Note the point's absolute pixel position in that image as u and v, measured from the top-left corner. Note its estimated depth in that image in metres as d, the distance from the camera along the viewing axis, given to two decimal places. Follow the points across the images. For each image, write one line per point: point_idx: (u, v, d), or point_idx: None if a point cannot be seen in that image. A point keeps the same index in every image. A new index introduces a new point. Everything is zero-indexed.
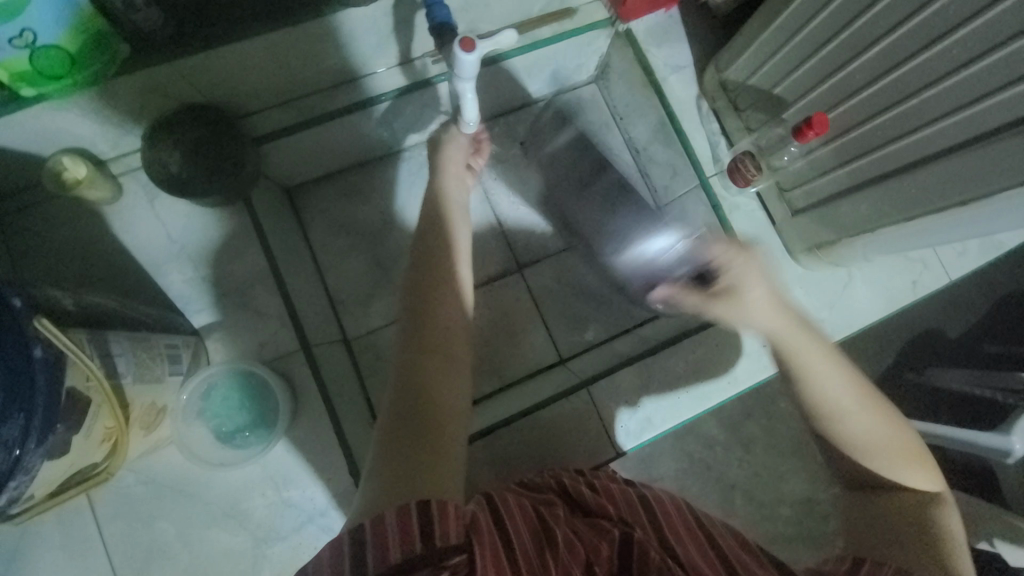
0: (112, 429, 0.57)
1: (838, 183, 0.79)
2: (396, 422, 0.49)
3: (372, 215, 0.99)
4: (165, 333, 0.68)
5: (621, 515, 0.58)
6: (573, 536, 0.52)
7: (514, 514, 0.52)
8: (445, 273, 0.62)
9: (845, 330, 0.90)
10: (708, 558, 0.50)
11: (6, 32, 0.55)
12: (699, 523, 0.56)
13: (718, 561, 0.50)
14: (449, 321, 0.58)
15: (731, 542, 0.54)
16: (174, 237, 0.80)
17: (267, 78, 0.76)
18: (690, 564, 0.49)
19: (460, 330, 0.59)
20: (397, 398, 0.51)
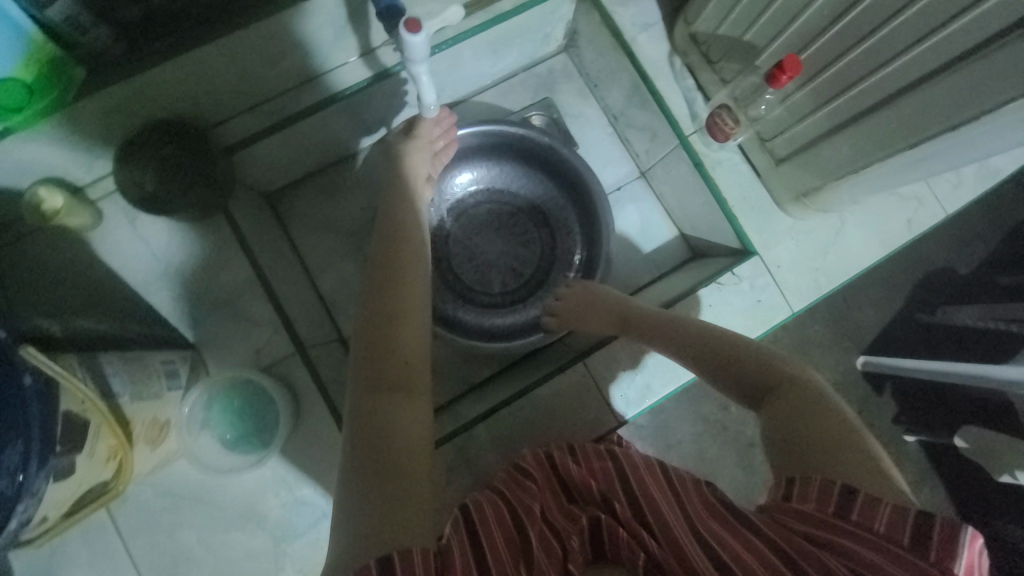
0: (115, 447, 0.58)
1: (818, 126, 0.77)
2: (362, 455, 0.49)
3: (354, 213, 0.99)
4: (159, 349, 0.69)
5: (603, 491, 0.57)
6: (547, 533, 0.52)
7: (489, 526, 0.52)
8: (391, 282, 0.65)
9: (841, 278, 0.89)
10: (677, 511, 0.52)
11: None
12: (676, 493, 0.55)
13: (682, 513, 0.52)
14: (403, 329, 0.61)
15: (704, 512, 0.52)
16: (157, 255, 0.80)
17: (228, 86, 0.76)
18: (662, 533, 0.50)
19: (416, 334, 0.62)
20: (358, 427, 0.52)
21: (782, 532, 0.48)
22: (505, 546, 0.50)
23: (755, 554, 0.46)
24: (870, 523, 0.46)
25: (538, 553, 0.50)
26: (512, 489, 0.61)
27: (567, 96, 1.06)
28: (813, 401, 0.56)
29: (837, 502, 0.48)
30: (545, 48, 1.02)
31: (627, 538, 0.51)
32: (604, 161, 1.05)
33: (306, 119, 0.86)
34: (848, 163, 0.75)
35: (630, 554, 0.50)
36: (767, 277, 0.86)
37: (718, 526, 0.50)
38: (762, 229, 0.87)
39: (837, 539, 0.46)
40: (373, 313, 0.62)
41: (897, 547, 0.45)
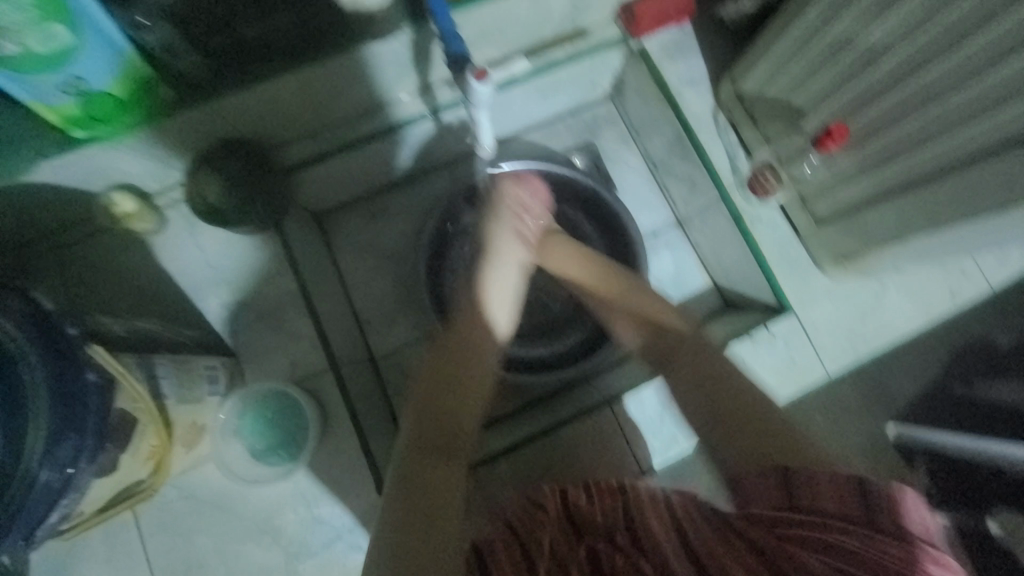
0: (156, 448, 0.60)
1: (864, 192, 0.77)
2: (425, 452, 0.66)
3: (395, 236, 1.02)
4: (204, 354, 0.72)
5: (607, 523, 0.57)
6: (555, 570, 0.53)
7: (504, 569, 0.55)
8: (476, 327, 0.76)
9: (879, 343, 0.87)
10: (682, 554, 0.51)
11: (60, 79, 0.60)
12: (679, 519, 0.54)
13: (689, 555, 0.51)
14: (465, 377, 0.72)
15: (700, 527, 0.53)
16: (212, 263, 0.85)
17: (296, 111, 0.80)
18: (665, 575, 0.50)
19: (476, 386, 0.73)
20: (415, 451, 0.66)
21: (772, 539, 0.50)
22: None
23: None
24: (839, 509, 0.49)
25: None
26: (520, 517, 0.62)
27: (609, 141, 1.09)
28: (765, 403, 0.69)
29: (787, 493, 0.52)
30: (592, 95, 1.06)
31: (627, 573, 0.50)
32: (642, 206, 1.07)
33: (363, 146, 0.90)
34: (892, 231, 0.75)
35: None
36: (801, 336, 0.86)
37: (725, 552, 0.50)
38: (799, 288, 0.88)
39: (811, 533, 0.49)
40: (443, 355, 0.74)
41: (864, 528, 0.48)
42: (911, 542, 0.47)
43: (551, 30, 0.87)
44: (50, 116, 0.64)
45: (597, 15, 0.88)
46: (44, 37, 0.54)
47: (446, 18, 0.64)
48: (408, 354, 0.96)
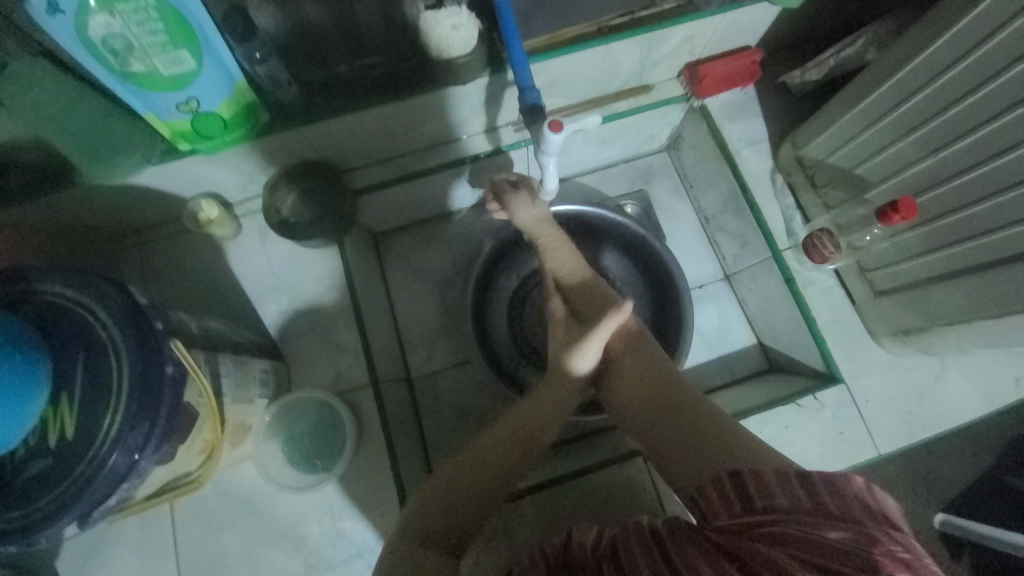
0: (209, 442, 0.63)
1: (927, 268, 0.75)
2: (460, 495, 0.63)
3: (444, 262, 1.05)
4: (258, 357, 0.76)
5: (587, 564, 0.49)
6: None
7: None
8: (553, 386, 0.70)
9: (939, 427, 0.83)
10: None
11: (176, 98, 0.67)
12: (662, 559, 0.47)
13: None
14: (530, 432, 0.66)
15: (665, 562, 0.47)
16: (276, 271, 0.90)
17: (372, 140, 0.87)
18: None
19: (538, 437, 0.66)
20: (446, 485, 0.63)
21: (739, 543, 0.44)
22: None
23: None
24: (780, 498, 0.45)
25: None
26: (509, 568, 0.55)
27: (661, 190, 1.11)
28: (659, 381, 0.65)
29: (738, 497, 0.47)
30: (648, 146, 1.09)
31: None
32: (690, 257, 1.07)
33: (427, 176, 0.95)
34: (957, 311, 0.72)
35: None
36: (851, 408, 0.82)
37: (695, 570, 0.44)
38: (852, 358, 0.85)
39: (775, 526, 0.44)
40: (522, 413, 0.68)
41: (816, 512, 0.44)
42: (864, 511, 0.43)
43: (617, 85, 0.92)
44: (162, 129, 0.72)
45: (663, 73, 0.92)
46: (169, 59, 0.62)
47: (525, 70, 0.68)
48: (445, 378, 0.97)
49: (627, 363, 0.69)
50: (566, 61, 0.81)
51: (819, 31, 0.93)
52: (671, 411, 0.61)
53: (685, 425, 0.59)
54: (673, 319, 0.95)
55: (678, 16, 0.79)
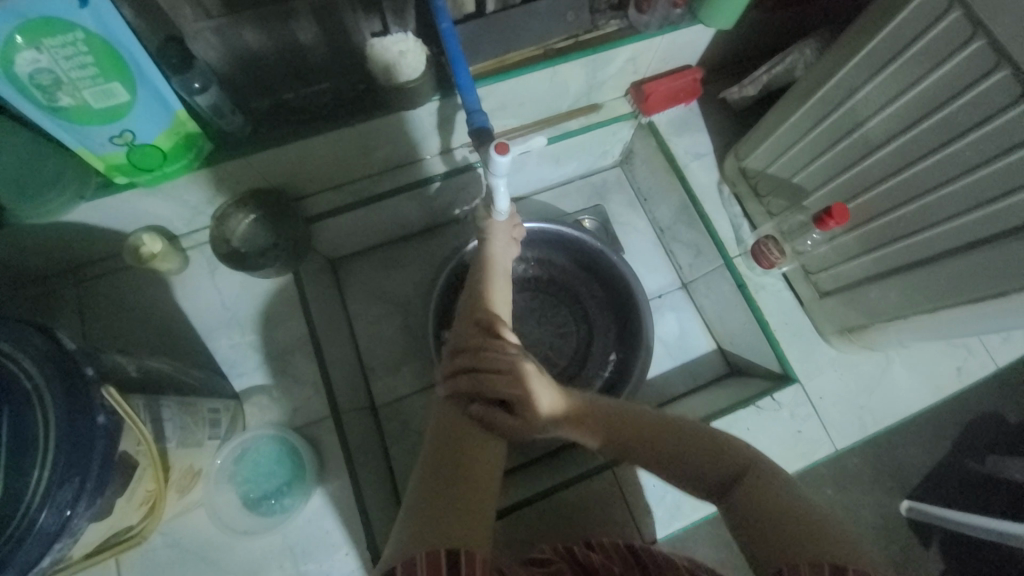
0: (151, 492, 0.59)
1: (863, 269, 0.79)
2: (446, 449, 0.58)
3: (405, 285, 1.04)
4: (208, 396, 0.73)
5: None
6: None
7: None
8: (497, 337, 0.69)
9: (888, 419, 0.86)
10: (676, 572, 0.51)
11: (110, 131, 0.65)
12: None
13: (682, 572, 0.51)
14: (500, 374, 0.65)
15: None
16: (227, 304, 0.87)
17: (324, 167, 0.86)
18: None
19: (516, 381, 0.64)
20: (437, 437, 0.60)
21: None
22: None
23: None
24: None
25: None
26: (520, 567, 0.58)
27: (617, 204, 1.13)
28: (780, 492, 0.53)
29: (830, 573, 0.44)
30: (601, 162, 1.12)
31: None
32: (648, 267, 1.09)
33: (383, 200, 0.94)
34: (895, 308, 0.76)
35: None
36: (807, 407, 0.85)
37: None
38: (806, 357, 0.88)
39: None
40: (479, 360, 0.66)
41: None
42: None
43: (566, 105, 0.94)
44: (96, 162, 0.69)
45: (610, 92, 0.95)
46: (100, 91, 0.60)
47: (472, 95, 0.69)
48: (410, 404, 0.95)
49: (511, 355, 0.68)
50: (513, 84, 0.82)
51: (751, 50, 0.99)
52: (765, 496, 0.53)
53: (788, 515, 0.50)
54: (635, 328, 0.96)
55: (620, 39, 0.82)
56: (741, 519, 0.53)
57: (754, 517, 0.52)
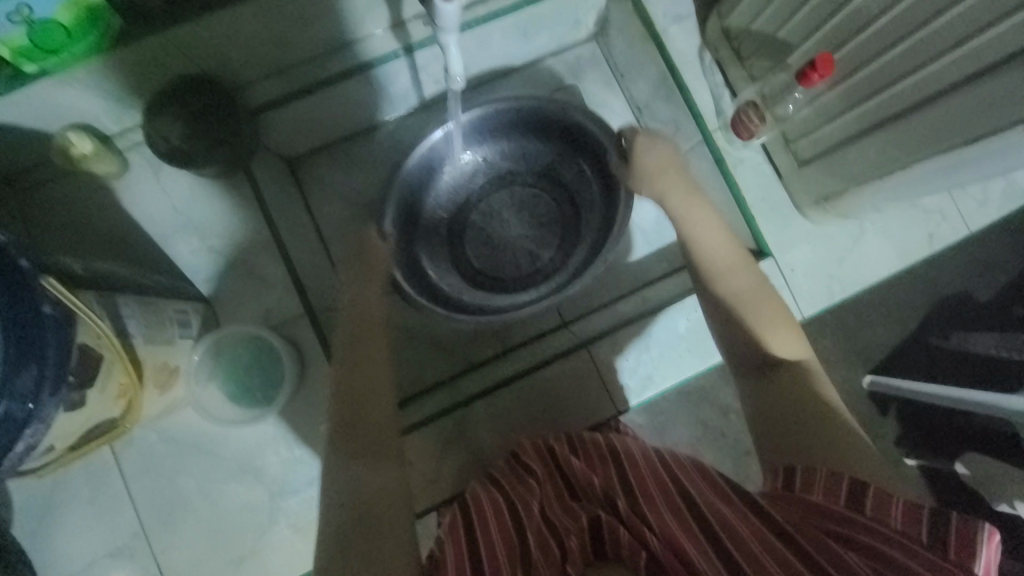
0: (126, 386, 0.60)
1: (844, 129, 0.76)
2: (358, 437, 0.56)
3: (370, 184, 0.99)
4: (175, 298, 0.71)
5: (604, 488, 0.57)
6: (542, 530, 0.53)
7: (488, 529, 0.55)
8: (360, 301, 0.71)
9: (855, 288, 0.89)
10: (671, 496, 0.53)
11: (3, 8, 0.56)
12: (677, 479, 0.55)
13: (681, 500, 0.52)
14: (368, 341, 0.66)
15: (705, 488, 0.53)
16: (179, 209, 0.82)
17: (259, 45, 0.76)
18: (662, 532, 0.48)
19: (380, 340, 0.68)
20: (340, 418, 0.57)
21: (798, 523, 0.48)
22: (504, 548, 0.52)
23: (767, 548, 0.46)
24: (885, 518, 0.47)
25: (530, 543, 0.52)
26: (511, 479, 0.64)
27: (593, 83, 1.04)
28: (809, 396, 0.58)
29: (848, 496, 0.48)
30: (575, 35, 1.01)
31: (628, 538, 0.49)
32: None
33: (331, 87, 0.86)
34: (872, 169, 0.74)
35: (632, 551, 0.49)
36: (778, 279, 0.87)
37: (724, 506, 0.50)
38: (780, 231, 0.88)
39: (854, 534, 0.46)
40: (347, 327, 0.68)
41: (918, 545, 0.45)
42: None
43: None
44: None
45: None
46: None
47: None
48: None
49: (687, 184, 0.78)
50: None
51: None
52: (793, 396, 0.59)
53: (806, 406, 0.57)
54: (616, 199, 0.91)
55: None
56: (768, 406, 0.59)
57: (776, 405, 0.58)
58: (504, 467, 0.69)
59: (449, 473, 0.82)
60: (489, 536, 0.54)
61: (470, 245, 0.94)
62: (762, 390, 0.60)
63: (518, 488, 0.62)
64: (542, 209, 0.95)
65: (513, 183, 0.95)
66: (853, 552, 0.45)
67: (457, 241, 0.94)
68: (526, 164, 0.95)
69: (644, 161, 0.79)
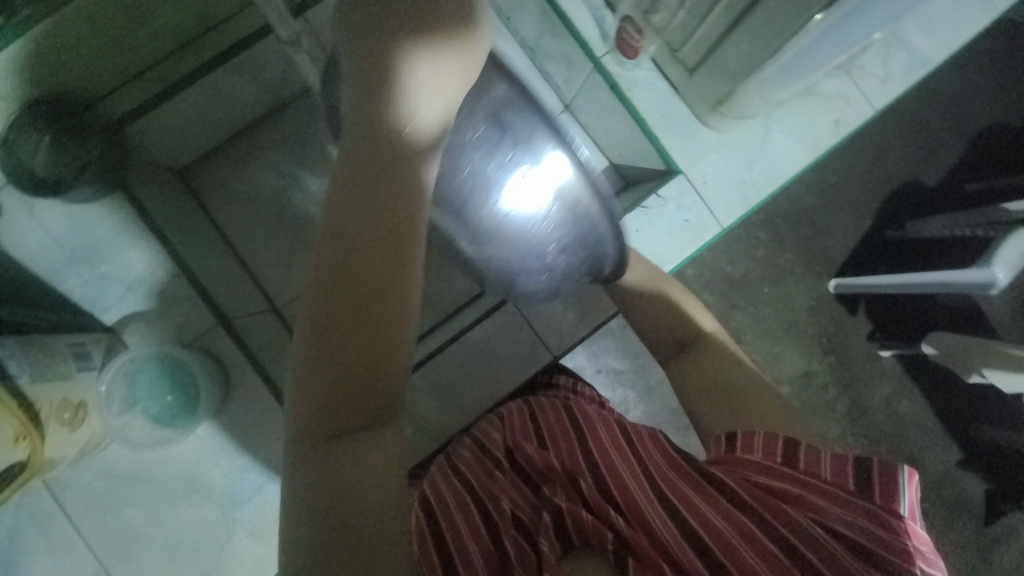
0: (21, 429, 0.57)
1: (718, 25, 0.74)
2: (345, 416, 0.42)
3: (271, 179, 0.95)
4: (68, 333, 0.69)
5: (566, 466, 0.55)
6: (518, 536, 0.49)
7: (455, 527, 0.52)
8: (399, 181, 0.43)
9: (770, 187, 0.88)
10: (633, 466, 0.53)
11: None
12: (637, 450, 0.56)
13: (643, 475, 0.52)
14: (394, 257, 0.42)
15: (673, 475, 0.52)
16: (63, 241, 0.77)
17: (102, 49, 0.68)
18: (631, 505, 0.49)
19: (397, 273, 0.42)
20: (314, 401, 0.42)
21: (747, 489, 0.49)
22: (475, 549, 0.49)
23: (730, 524, 0.46)
24: (817, 471, 0.49)
25: (508, 547, 0.48)
26: (476, 471, 0.61)
27: None
28: (722, 360, 0.67)
29: (784, 453, 0.51)
30: None
31: (592, 522, 0.48)
32: None
33: (201, 81, 0.79)
34: (751, 60, 0.72)
35: (597, 532, 0.47)
36: (691, 195, 0.85)
37: (682, 482, 0.51)
38: (686, 147, 0.86)
39: (798, 493, 0.48)
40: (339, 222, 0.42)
41: (846, 493, 0.47)
42: (905, 520, 0.45)
43: None
44: None
45: None
46: None
47: None
48: None
49: None
50: None
51: None
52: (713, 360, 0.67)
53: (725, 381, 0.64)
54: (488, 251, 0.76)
55: None
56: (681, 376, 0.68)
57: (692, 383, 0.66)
58: (469, 458, 0.64)
59: None
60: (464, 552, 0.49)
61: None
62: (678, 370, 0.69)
63: (484, 483, 0.58)
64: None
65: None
66: (799, 511, 0.47)
67: None
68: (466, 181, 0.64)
69: None
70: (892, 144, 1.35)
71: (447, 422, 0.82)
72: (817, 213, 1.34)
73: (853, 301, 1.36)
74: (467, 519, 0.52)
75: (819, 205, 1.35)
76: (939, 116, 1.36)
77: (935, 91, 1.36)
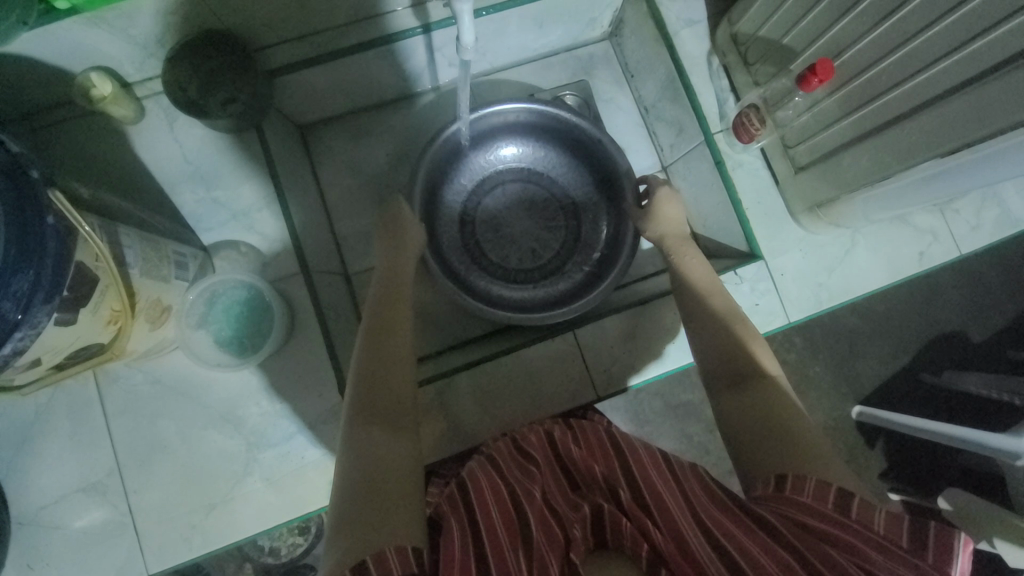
0: (117, 313, 0.61)
1: (840, 135, 0.79)
2: (372, 409, 0.57)
3: (378, 157, 1.01)
4: (175, 241, 0.74)
5: (606, 476, 0.63)
6: (546, 517, 0.56)
7: (486, 501, 0.58)
8: (398, 276, 0.75)
9: (843, 297, 0.90)
10: (672, 488, 0.58)
11: None
12: (677, 476, 0.60)
13: (683, 498, 0.56)
14: (404, 316, 0.69)
15: (717, 508, 0.54)
16: (190, 158, 0.84)
17: (287, 13, 0.76)
18: (663, 509, 0.55)
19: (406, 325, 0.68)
20: (364, 388, 0.59)
21: (789, 526, 0.49)
22: (500, 518, 0.55)
23: (771, 556, 0.47)
24: (870, 524, 0.49)
25: (534, 526, 0.54)
26: (509, 460, 0.68)
27: (604, 81, 1.07)
28: (784, 405, 0.61)
29: (836, 500, 0.51)
30: (589, 32, 1.04)
31: (631, 528, 0.54)
32: (628, 149, 1.07)
33: (356, 55, 0.86)
34: (865, 175, 0.76)
35: (633, 541, 0.54)
36: (768, 282, 0.88)
37: (723, 516, 0.53)
38: (773, 238, 0.89)
39: (845, 537, 0.48)
40: (384, 293, 0.72)
41: (901, 549, 0.47)
42: None
43: None
44: None
45: None
46: None
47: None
48: None
49: (669, 223, 0.84)
50: None
51: None
52: (772, 404, 0.61)
53: (781, 431, 0.58)
54: (621, 235, 0.95)
55: None
56: (728, 419, 0.63)
57: (741, 420, 0.61)
58: (504, 448, 0.71)
59: (428, 443, 0.83)
60: (490, 521, 0.55)
61: (451, 244, 0.98)
62: (726, 404, 0.64)
63: (518, 475, 0.64)
64: (524, 225, 1.00)
65: (531, 200, 1.01)
66: (840, 551, 0.47)
67: (488, 240, 0.99)
68: (543, 188, 1.01)
69: (664, 211, 0.84)
70: (955, 293, 1.36)
71: (478, 427, 0.84)
72: (864, 336, 1.35)
73: (874, 436, 1.34)
74: (496, 497, 0.59)
75: (867, 328, 1.35)
76: (1005, 278, 1.37)
77: (1005, 254, 1.38)
